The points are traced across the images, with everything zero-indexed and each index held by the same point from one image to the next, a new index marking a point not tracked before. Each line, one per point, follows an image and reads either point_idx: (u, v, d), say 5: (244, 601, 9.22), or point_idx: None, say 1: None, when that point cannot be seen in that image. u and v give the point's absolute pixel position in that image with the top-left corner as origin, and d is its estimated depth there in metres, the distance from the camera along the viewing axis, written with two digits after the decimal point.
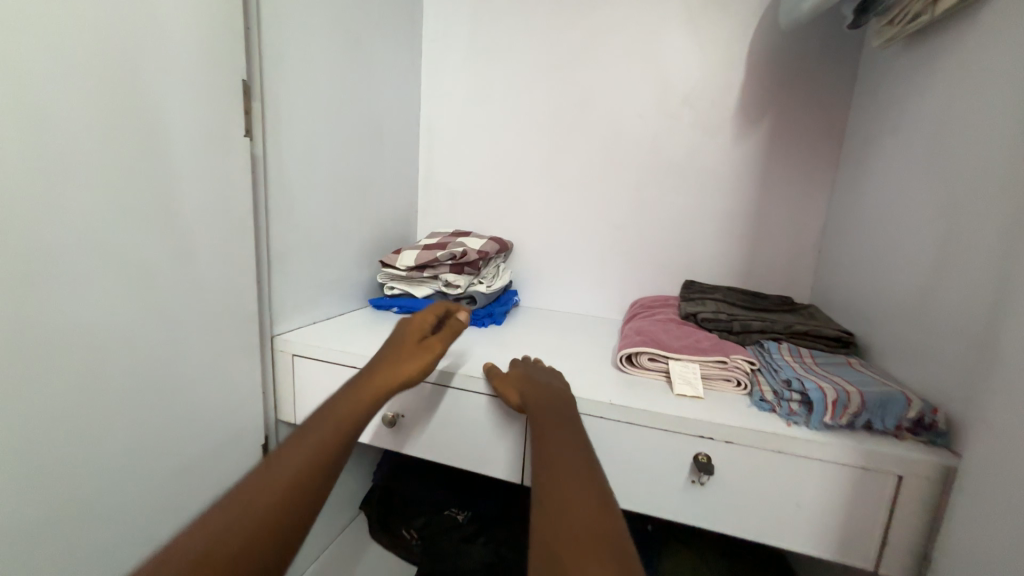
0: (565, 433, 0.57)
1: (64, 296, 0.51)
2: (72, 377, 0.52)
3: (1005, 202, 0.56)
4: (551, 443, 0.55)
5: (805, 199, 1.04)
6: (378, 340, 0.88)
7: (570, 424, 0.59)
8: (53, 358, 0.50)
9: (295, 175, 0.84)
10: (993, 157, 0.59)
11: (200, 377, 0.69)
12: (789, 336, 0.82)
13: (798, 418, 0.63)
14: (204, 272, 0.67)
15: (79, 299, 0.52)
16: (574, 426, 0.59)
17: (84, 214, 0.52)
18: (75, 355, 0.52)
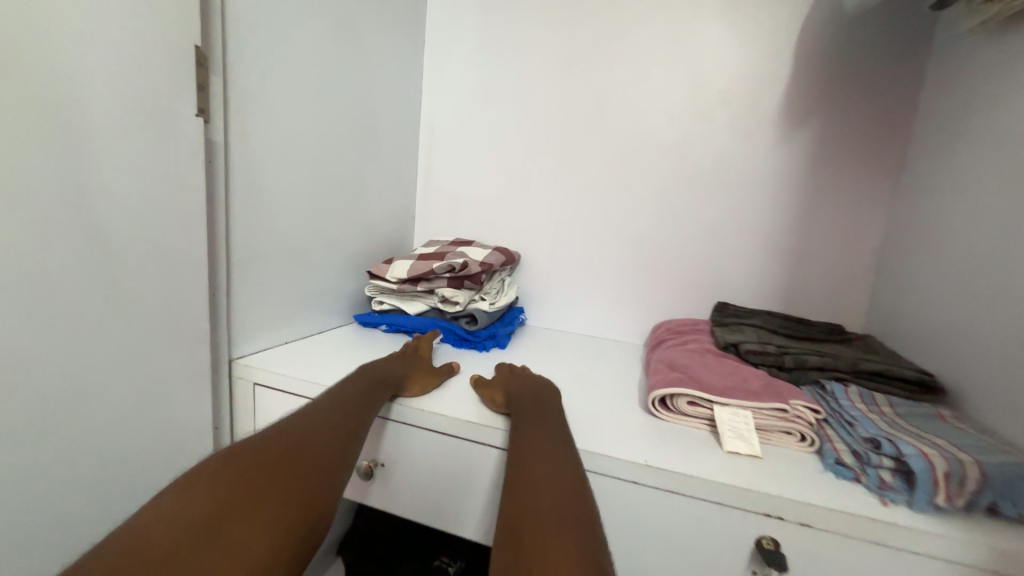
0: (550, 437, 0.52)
1: None
2: None
3: None
4: (528, 444, 0.51)
5: (860, 212, 0.90)
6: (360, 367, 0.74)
7: (555, 427, 0.55)
8: None
9: (267, 168, 0.71)
10: None
11: (132, 415, 0.54)
12: (855, 376, 0.68)
13: (895, 494, 0.48)
14: (139, 283, 0.53)
15: None
16: (561, 431, 0.55)
17: None
18: None
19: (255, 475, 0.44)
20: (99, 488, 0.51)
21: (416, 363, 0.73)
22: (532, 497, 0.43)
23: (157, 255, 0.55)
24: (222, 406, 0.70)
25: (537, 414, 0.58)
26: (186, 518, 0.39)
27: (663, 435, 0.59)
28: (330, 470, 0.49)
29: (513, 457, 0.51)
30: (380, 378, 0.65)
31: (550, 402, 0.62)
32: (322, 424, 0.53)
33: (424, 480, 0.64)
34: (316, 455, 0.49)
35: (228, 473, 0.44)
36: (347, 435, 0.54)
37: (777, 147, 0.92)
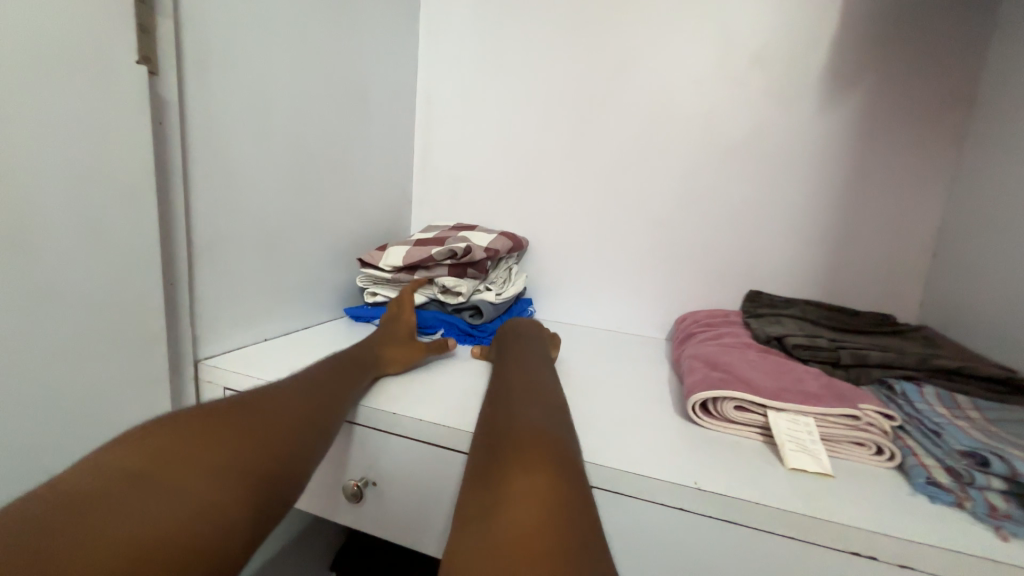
0: (546, 394, 0.47)
1: None
2: None
3: None
4: (516, 377, 0.51)
5: (915, 187, 0.79)
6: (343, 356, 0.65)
7: (549, 373, 0.53)
8: None
9: (235, 136, 0.61)
10: None
11: (66, 432, 0.44)
12: (927, 375, 0.58)
13: (1016, 525, 0.38)
14: (65, 269, 0.43)
15: None
16: (552, 374, 0.54)
17: None
18: None
19: (208, 429, 0.36)
20: None
21: (399, 337, 0.68)
22: (511, 447, 0.36)
23: (88, 234, 0.44)
24: None
25: (531, 356, 0.59)
26: (112, 469, 0.31)
27: (710, 447, 0.49)
28: (302, 442, 0.41)
29: (496, 394, 0.48)
30: (356, 356, 0.59)
31: (551, 370, 0.55)
32: (295, 392, 0.46)
33: (426, 505, 0.52)
34: (276, 407, 0.43)
35: (176, 425, 0.36)
36: (317, 396, 0.47)
37: (821, 114, 0.81)
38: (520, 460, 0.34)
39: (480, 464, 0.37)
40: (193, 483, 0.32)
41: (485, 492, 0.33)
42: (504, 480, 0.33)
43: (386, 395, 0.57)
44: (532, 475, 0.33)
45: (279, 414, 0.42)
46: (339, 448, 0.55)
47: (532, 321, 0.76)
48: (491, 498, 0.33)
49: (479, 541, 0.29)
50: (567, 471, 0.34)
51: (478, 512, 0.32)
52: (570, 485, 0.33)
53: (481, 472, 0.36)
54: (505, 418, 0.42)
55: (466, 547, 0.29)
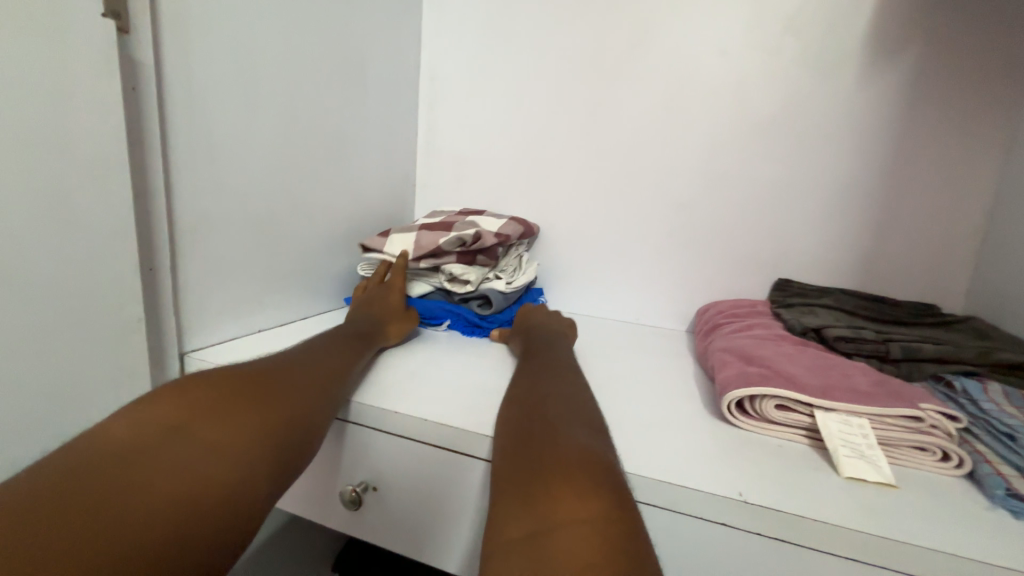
0: (572, 392, 0.44)
1: None
2: None
3: None
4: (538, 376, 0.48)
5: (964, 165, 0.73)
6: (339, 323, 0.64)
7: (571, 371, 0.50)
8: None
9: (219, 107, 0.55)
10: None
11: (28, 435, 0.40)
12: (990, 371, 0.52)
13: None
14: (22, 251, 0.38)
15: None
16: (574, 372, 0.50)
17: None
18: None
19: (216, 403, 0.36)
20: None
21: (390, 304, 0.69)
22: (553, 463, 0.33)
23: (50, 212, 0.40)
24: None
25: (550, 355, 0.55)
26: (130, 436, 0.31)
27: (748, 451, 0.44)
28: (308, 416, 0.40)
29: (519, 395, 0.44)
30: (356, 339, 0.56)
31: (578, 373, 0.50)
32: (295, 373, 0.43)
33: (432, 512, 0.47)
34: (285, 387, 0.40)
35: (183, 399, 0.35)
36: (325, 374, 0.45)
37: (860, 85, 0.74)
38: (565, 477, 0.31)
39: (516, 474, 0.34)
40: (197, 456, 0.32)
41: (524, 510, 0.30)
42: (546, 501, 0.30)
43: (387, 391, 0.52)
44: (581, 504, 0.29)
45: (289, 390, 0.40)
46: (336, 449, 0.51)
47: (543, 309, 0.73)
48: (534, 519, 0.30)
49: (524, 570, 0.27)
50: (618, 499, 0.30)
51: (519, 533, 0.29)
52: (618, 513, 0.29)
53: (517, 485, 0.33)
54: (541, 425, 0.38)
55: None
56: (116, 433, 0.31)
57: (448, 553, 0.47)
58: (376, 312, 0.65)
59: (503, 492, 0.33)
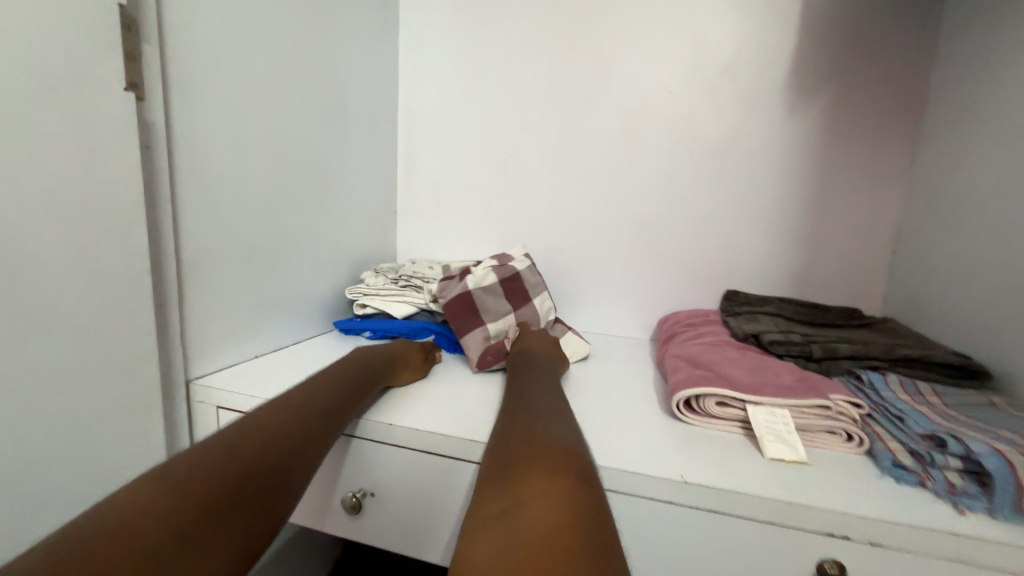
0: (549, 404, 0.49)
1: None
2: None
3: None
4: (526, 387, 0.55)
5: (875, 188, 0.85)
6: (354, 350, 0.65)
7: (550, 381, 0.57)
8: None
9: (218, 157, 0.61)
10: None
11: (57, 460, 0.45)
12: (892, 365, 0.61)
13: (971, 499, 0.41)
14: (51, 297, 0.43)
15: None
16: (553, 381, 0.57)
17: None
18: None
19: (228, 462, 0.36)
20: (7, 554, 0.41)
21: (405, 359, 0.67)
22: (533, 454, 0.40)
23: (74, 261, 0.45)
24: (179, 434, 0.60)
25: (531, 368, 0.61)
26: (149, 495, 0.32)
27: (692, 442, 0.52)
28: (306, 455, 0.42)
29: (507, 409, 0.50)
30: (364, 369, 0.58)
31: (552, 380, 0.58)
32: (294, 405, 0.47)
33: (425, 513, 0.53)
34: (291, 432, 0.43)
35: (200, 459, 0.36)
36: (330, 413, 0.48)
37: (787, 120, 0.86)
38: (538, 465, 0.38)
39: (499, 463, 0.40)
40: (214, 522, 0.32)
41: (501, 489, 0.37)
42: (521, 482, 0.37)
43: (382, 406, 0.58)
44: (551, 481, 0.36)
45: (296, 433, 0.43)
46: (337, 461, 0.56)
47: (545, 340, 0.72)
48: (509, 496, 0.36)
49: (500, 538, 0.33)
50: (584, 477, 0.37)
51: (496, 509, 0.35)
52: (585, 492, 0.35)
53: (499, 470, 0.39)
54: (526, 425, 0.44)
55: (474, 542, 0.33)
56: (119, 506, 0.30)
57: (438, 549, 0.53)
58: (391, 352, 0.66)
59: (488, 482, 0.39)
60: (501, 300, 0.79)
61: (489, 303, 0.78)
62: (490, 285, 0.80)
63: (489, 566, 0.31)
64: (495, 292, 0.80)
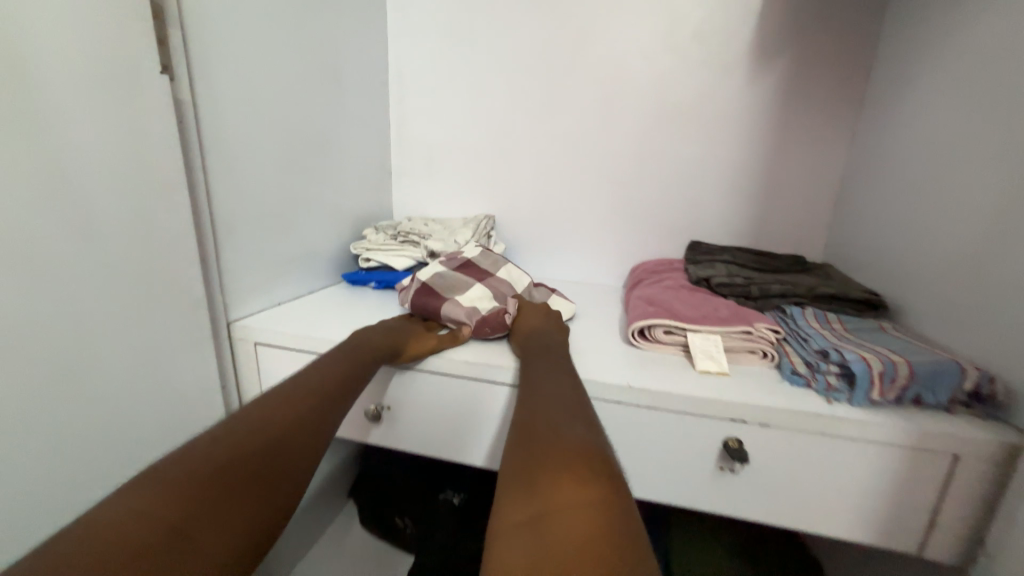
0: (556, 394, 0.51)
1: None
2: None
3: None
4: (534, 371, 0.57)
5: (825, 147, 0.94)
6: (354, 334, 0.67)
7: (556, 359, 0.59)
8: None
9: (237, 128, 0.69)
10: None
11: (141, 379, 0.57)
12: (812, 301, 0.75)
13: (839, 394, 0.55)
14: (124, 252, 0.54)
15: None
16: (554, 356, 0.60)
17: None
18: None
19: (209, 478, 0.40)
20: (118, 446, 0.55)
21: (406, 333, 0.68)
22: (555, 457, 0.40)
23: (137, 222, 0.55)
24: (225, 365, 0.73)
25: (538, 348, 0.63)
26: (139, 509, 0.35)
27: (641, 361, 0.66)
28: (288, 466, 0.45)
29: (524, 392, 0.53)
30: (360, 361, 0.60)
31: (554, 340, 0.65)
32: (290, 408, 0.49)
33: (429, 417, 0.69)
34: (278, 444, 0.46)
35: (192, 474, 0.39)
36: (318, 418, 0.51)
37: (749, 83, 0.93)
38: (563, 469, 0.39)
39: (523, 469, 0.40)
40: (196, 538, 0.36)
41: (529, 498, 0.38)
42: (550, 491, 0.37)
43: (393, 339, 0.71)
44: (580, 490, 0.37)
45: (282, 443, 0.46)
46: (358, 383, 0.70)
47: (541, 309, 0.75)
48: (537, 507, 0.37)
49: (526, 546, 0.34)
50: (610, 486, 0.38)
51: (523, 518, 0.36)
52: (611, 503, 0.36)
53: (522, 474, 0.40)
54: (541, 419, 0.46)
55: (506, 552, 0.34)
56: (112, 526, 0.34)
57: (440, 443, 0.69)
58: (388, 330, 0.68)
59: (510, 483, 0.40)
60: (462, 278, 0.80)
61: (450, 283, 0.79)
62: (443, 272, 0.81)
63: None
64: (449, 276, 0.81)
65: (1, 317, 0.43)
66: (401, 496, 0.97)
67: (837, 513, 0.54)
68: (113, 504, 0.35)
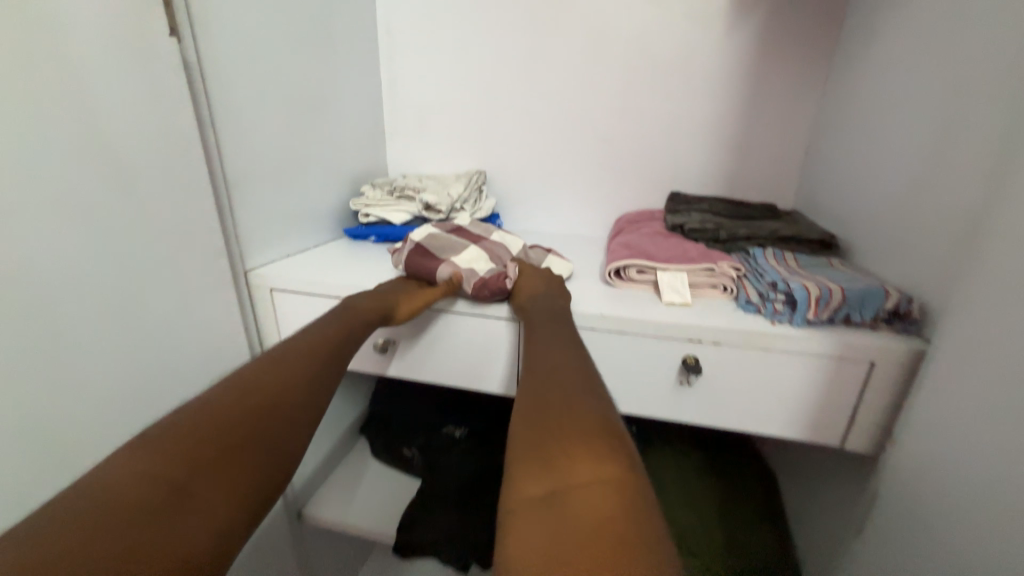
0: (566, 367, 0.50)
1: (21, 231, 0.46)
2: (49, 317, 0.49)
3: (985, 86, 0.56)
4: (540, 342, 0.57)
5: (797, 97, 0.99)
6: (355, 296, 0.69)
7: (563, 329, 0.59)
8: (22, 296, 0.47)
9: (239, 88, 0.74)
10: (981, 37, 0.58)
11: (178, 317, 0.66)
12: (773, 242, 0.82)
13: (782, 317, 0.64)
14: (153, 203, 0.60)
15: (39, 234, 0.48)
16: (560, 325, 0.60)
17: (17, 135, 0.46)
18: (43, 294, 0.49)
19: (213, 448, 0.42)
20: (165, 374, 0.64)
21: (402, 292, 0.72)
22: (571, 433, 0.41)
23: (162, 177, 0.61)
24: (246, 311, 0.82)
25: (545, 316, 0.63)
26: (150, 474, 0.38)
27: (616, 296, 0.74)
28: (287, 437, 0.48)
29: (532, 363, 0.53)
30: (351, 333, 0.62)
31: (556, 306, 0.66)
32: (286, 384, 0.51)
33: (430, 349, 0.78)
34: (275, 416, 0.48)
35: (193, 445, 0.41)
36: (313, 393, 0.53)
37: (727, 35, 0.97)
38: (583, 450, 0.39)
39: (537, 444, 0.41)
40: (203, 501, 0.39)
41: (546, 473, 0.38)
42: (566, 467, 0.38)
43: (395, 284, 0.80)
44: (599, 467, 0.37)
45: (280, 416, 0.48)
46: None
47: (541, 274, 0.76)
48: (555, 481, 0.37)
49: (546, 521, 0.35)
50: (631, 465, 0.38)
51: (541, 492, 0.37)
52: (631, 484, 0.36)
53: (537, 447, 0.40)
54: (551, 393, 0.46)
55: (524, 532, 0.35)
56: (128, 489, 0.36)
57: (441, 371, 0.79)
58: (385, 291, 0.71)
59: (524, 457, 0.40)
60: (457, 241, 0.82)
61: (446, 245, 0.81)
62: (437, 234, 0.84)
63: (541, 550, 0.33)
64: (444, 240, 0.83)
65: (64, 257, 0.51)
66: (407, 430, 1.08)
67: (776, 414, 0.65)
68: (124, 469, 0.37)
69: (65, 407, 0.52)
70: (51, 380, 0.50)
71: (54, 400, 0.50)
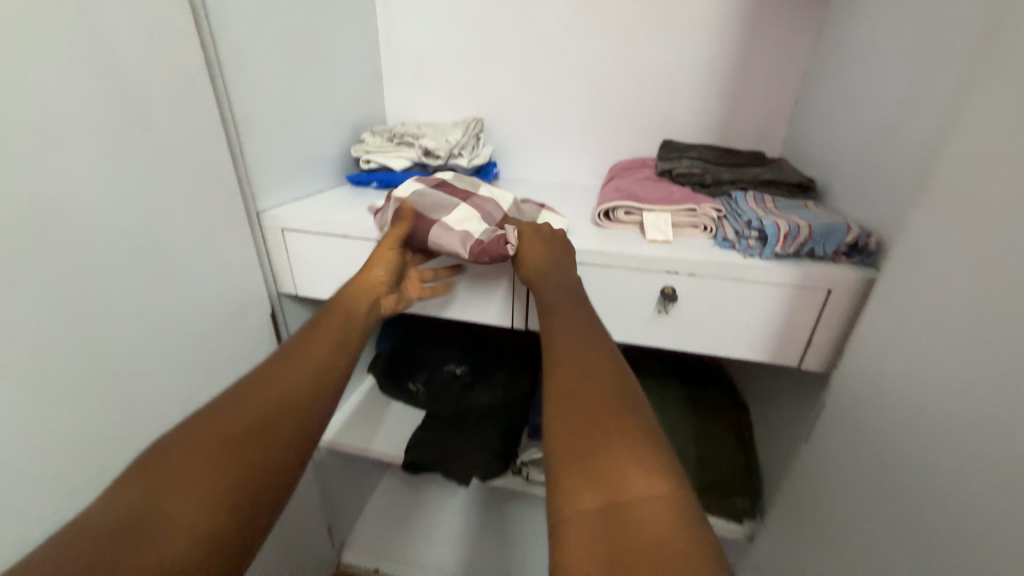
0: (595, 372, 0.53)
1: (60, 165, 0.52)
2: (92, 244, 0.56)
3: (956, 30, 0.59)
4: (562, 341, 0.59)
5: (791, 42, 0.99)
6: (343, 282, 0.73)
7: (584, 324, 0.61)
8: (67, 223, 0.53)
9: (241, 30, 0.76)
10: None
11: (200, 252, 0.72)
12: (755, 186, 0.87)
13: (754, 252, 0.70)
14: (171, 144, 0.65)
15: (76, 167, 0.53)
16: (581, 318, 0.62)
17: (47, 74, 0.50)
18: (85, 222, 0.55)
19: (177, 465, 0.46)
20: (192, 303, 0.71)
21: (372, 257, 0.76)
22: (612, 451, 0.45)
23: (177, 118, 0.65)
24: (259, 250, 0.88)
25: (569, 306, 0.64)
26: (126, 505, 0.43)
27: (604, 235, 0.80)
28: (262, 441, 0.51)
29: (560, 367, 0.55)
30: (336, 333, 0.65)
31: (571, 288, 0.66)
32: (255, 395, 0.54)
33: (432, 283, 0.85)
34: (245, 425, 0.51)
35: (159, 468, 0.46)
36: (288, 397, 0.55)
37: None
38: (635, 467, 0.43)
39: (585, 459, 0.45)
40: (168, 514, 0.43)
41: (598, 488, 0.43)
42: (618, 482, 0.42)
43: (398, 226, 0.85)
44: (654, 481, 0.42)
45: (251, 423, 0.51)
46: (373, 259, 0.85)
47: (539, 236, 0.73)
48: (608, 493, 0.42)
49: (606, 530, 0.40)
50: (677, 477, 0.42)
51: (594, 506, 0.42)
52: (684, 499, 0.41)
53: (582, 463, 0.45)
54: (584, 406, 0.50)
55: (585, 540, 0.40)
56: (104, 522, 0.42)
57: (443, 305, 0.86)
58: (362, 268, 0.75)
59: (571, 475, 0.45)
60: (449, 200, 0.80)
61: (435, 203, 0.79)
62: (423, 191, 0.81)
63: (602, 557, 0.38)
64: (433, 198, 0.80)
65: (99, 190, 0.56)
66: (412, 366, 1.18)
67: (743, 338, 0.72)
68: (104, 505, 0.44)
69: (111, 325, 0.59)
70: (98, 301, 0.57)
71: (102, 318, 0.57)
